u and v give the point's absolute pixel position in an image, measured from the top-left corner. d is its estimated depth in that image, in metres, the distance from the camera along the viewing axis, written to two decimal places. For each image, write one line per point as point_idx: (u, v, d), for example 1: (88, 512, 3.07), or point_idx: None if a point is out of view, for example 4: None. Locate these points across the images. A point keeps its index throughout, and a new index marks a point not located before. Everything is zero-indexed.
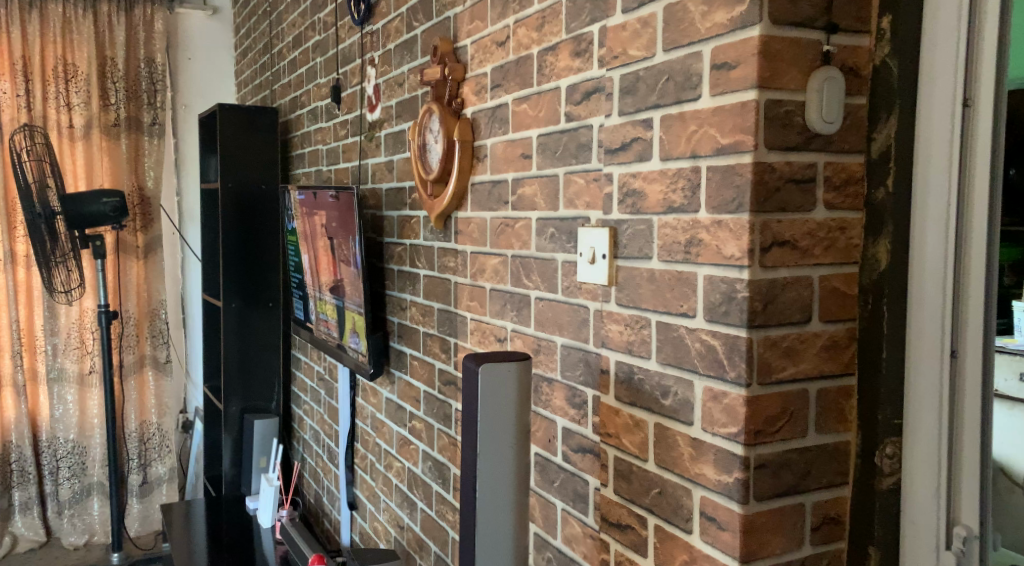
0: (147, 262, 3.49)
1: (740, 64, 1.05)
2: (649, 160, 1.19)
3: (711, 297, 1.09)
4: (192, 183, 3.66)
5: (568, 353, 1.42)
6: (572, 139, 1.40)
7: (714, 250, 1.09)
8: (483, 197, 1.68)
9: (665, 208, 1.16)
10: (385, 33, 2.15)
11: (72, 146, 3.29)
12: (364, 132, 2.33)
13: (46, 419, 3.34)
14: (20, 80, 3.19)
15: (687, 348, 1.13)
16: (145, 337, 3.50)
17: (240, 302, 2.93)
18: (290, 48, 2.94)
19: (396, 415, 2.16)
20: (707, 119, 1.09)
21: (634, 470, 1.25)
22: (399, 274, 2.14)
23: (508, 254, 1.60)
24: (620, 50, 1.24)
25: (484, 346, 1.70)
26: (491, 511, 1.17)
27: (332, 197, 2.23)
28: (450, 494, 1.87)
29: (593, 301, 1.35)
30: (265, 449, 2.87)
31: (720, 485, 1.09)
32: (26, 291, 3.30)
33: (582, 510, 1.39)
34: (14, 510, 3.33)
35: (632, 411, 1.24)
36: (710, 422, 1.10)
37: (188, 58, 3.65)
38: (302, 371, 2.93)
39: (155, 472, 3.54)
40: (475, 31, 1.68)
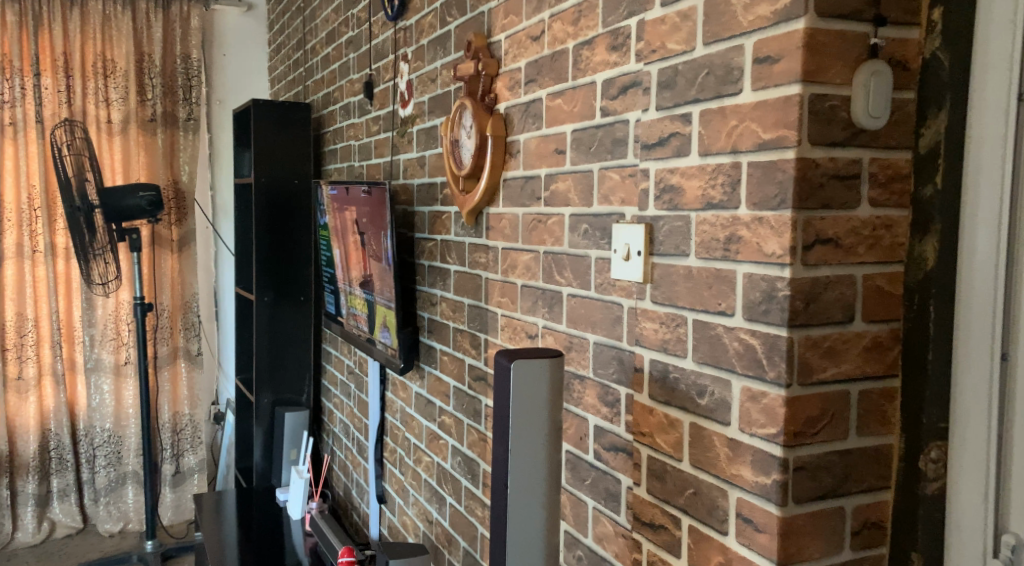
0: (181, 255, 3.52)
1: (783, 57, 1.03)
2: (687, 155, 1.17)
3: (751, 296, 1.08)
4: (226, 178, 3.68)
5: (601, 350, 1.41)
6: (608, 135, 1.39)
7: (754, 248, 1.07)
8: (516, 193, 1.67)
9: (704, 204, 1.14)
10: (418, 29, 2.15)
11: (110, 140, 3.34)
12: (396, 128, 2.33)
13: (84, 409, 3.40)
14: (61, 75, 3.25)
15: (725, 347, 1.12)
16: (178, 329, 3.54)
17: (273, 295, 2.95)
18: (323, 44, 2.95)
19: (426, 410, 2.17)
20: (748, 113, 1.07)
21: (669, 470, 1.23)
22: (430, 269, 2.13)
23: (540, 250, 1.59)
24: (658, 44, 1.22)
25: (515, 343, 1.69)
26: (522, 509, 1.16)
27: (364, 192, 2.23)
28: (480, 490, 1.87)
29: (627, 298, 1.34)
30: (296, 442, 2.87)
31: (758, 487, 1.07)
32: (65, 282, 3.36)
33: (614, 509, 1.38)
34: (52, 496, 3.39)
35: (666, 411, 1.23)
36: (748, 423, 1.09)
37: (222, 53, 3.66)
38: (333, 364, 2.94)
39: (187, 463, 3.58)
40: (510, 26, 1.67)
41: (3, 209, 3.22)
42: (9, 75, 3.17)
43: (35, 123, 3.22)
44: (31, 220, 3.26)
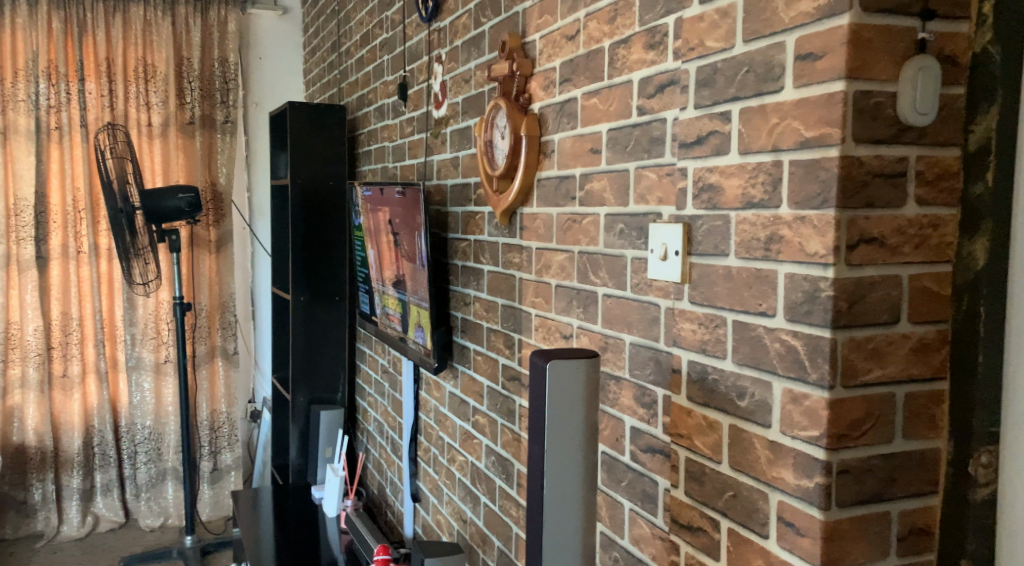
0: (219, 256, 3.56)
1: (826, 54, 1.01)
2: (727, 154, 1.16)
3: (793, 296, 1.06)
4: (262, 179, 3.72)
5: (637, 351, 1.40)
6: (644, 133, 1.38)
7: (796, 248, 1.05)
8: (550, 193, 1.67)
9: (744, 204, 1.13)
10: (452, 30, 2.15)
11: (150, 143, 3.39)
12: (430, 129, 2.33)
13: (126, 406, 3.46)
14: (104, 81, 3.31)
15: (766, 348, 1.10)
16: (216, 329, 3.58)
17: (308, 296, 2.97)
18: (357, 46, 2.96)
19: (460, 410, 2.17)
20: (790, 111, 1.06)
21: (707, 472, 1.22)
22: (464, 269, 2.14)
23: (575, 250, 1.58)
24: (696, 42, 1.21)
25: (549, 343, 1.69)
26: (559, 509, 1.16)
27: (398, 193, 2.23)
28: (515, 490, 1.86)
29: (664, 298, 1.32)
30: (331, 440, 2.88)
31: (800, 490, 1.06)
32: (108, 282, 3.41)
33: (651, 510, 1.37)
34: (96, 491, 3.45)
35: (705, 412, 1.21)
36: (789, 425, 1.07)
37: (258, 56, 3.70)
38: (367, 363, 2.96)
39: (224, 460, 3.62)
40: (544, 26, 1.66)
41: (49, 210, 3.29)
42: (55, 81, 3.24)
43: (80, 127, 3.29)
44: (76, 221, 3.32)
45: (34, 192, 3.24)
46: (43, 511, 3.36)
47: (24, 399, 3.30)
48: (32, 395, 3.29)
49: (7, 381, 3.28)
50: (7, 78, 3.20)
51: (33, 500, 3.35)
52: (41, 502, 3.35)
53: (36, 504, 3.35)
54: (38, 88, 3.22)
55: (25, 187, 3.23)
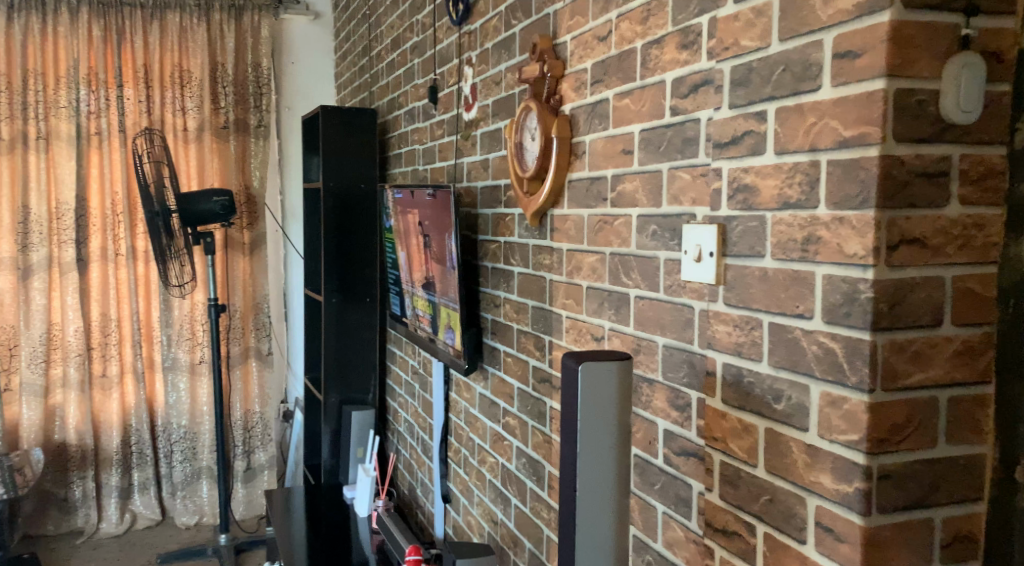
0: (253, 258, 3.60)
1: (866, 51, 1.00)
2: (762, 154, 1.14)
3: (831, 298, 1.04)
4: (295, 182, 3.75)
5: (670, 353, 1.39)
6: (678, 134, 1.36)
7: (834, 248, 1.04)
8: (581, 194, 1.66)
9: (780, 204, 1.12)
10: (483, 32, 2.15)
11: (186, 147, 3.44)
12: (460, 131, 2.33)
13: (162, 405, 3.50)
14: (141, 87, 3.36)
15: (803, 351, 1.09)
16: (250, 329, 3.62)
17: (340, 297, 2.99)
18: (388, 50, 2.98)
19: (490, 411, 2.17)
20: (828, 110, 1.04)
21: (743, 475, 1.20)
22: (494, 271, 2.14)
23: (606, 252, 1.57)
24: (731, 42, 1.20)
25: (581, 345, 1.68)
26: (591, 513, 1.16)
27: (428, 195, 2.23)
28: (546, 492, 1.85)
29: (698, 300, 1.31)
30: (362, 440, 2.89)
31: (839, 496, 1.04)
32: (145, 283, 3.46)
33: (685, 514, 1.35)
34: (134, 489, 3.50)
35: (740, 416, 1.20)
36: (828, 429, 1.05)
37: (291, 61, 3.73)
38: (397, 364, 2.97)
39: (258, 459, 3.66)
40: (576, 27, 1.66)
41: (89, 214, 3.35)
42: (95, 87, 3.31)
43: (119, 132, 3.35)
44: (114, 225, 3.37)
45: (75, 196, 3.31)
46: (83, 508, 3.41)
47: (66, 399, 3.36)
48: (72, 394, 3.35)
49: (49, 381, 3.34)
50: (48, 85, 3.27)
51: (73, 497, 3.40)
52: (81, 499, 3.41)
53: (77, 501, 3.41)
54: (79, 94, 3.29)
55: (66, 192, 3.30)
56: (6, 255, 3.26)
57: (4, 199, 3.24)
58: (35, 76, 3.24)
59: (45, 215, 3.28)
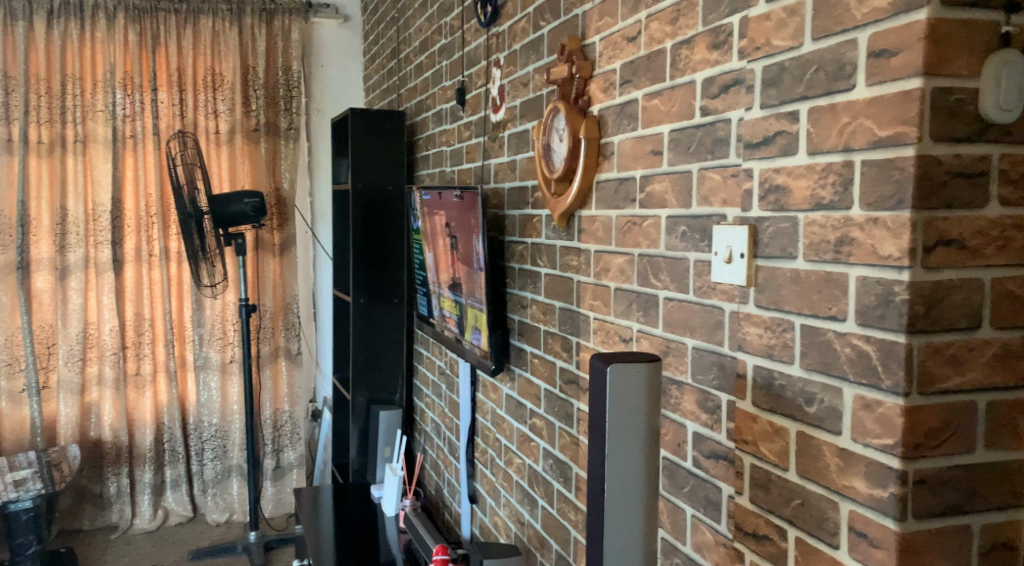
0: (283, 259, 3.63)
1: (902, 50, 0.98)
2: (795, 154, 1.13)
3: (865, 300, 1.03)
4: (324, 184, 3.78)
5: (700, 355, 1.38)
6: (708, 134, 1.35)
7: (868, 250, 1.02)
8: (609, 195, 1.65)
9: (813, 205, 1.10)
10: (511, 34, 2.15)
11: (217, 149, 3.47)
12: (488, 133, 2.33)
13: (194, 403, 3.54)
14: (175, 91, 3.41)
15: (836, 353, 1.08)
16: (280, 329, 3.65)
17: (368, 298, 3.00)
18: (416, 52, 2.99)
19: (517, 412, 2.17)
20: (862, 110, 1.03)
21: (773, 479, 1.19)
22: (521, 272, 2.13)
23: (635, 253, 1.57)
24: (762, 41, 1.19)
25: (609, 346, 1.67)
26: (619, 514, 1.15)
27: (456, 197, 2.24)
28: (573, 494, 1.85)
29: (729, 302, 1.30)
30: (390, 440, 2.90)
31: (873, 501, 1.03)
32: (178, 284, 3.50)
33: (715, 517, 1.34)
34: (166, 485, 3.54)
35: (771, 418, 1.19)
36: (861, 432, 1.04)
37: (320, 65, 3.75)
38: (424, 365, 2.98)
39: (287, 458, 3.69)
40: (605, 28, 1.65)
41: (124, 215, 3.40)
42: (130, 91, 3.36)
43: (152, 135, 3.39)
44: (148, 226, 3.42)
45: (111, 198, 3.36)
46: (117, 504, 3.46)
47: (101, 396, 3.41)
48: (108, 392, 3.40)
49: (85, 379, 3.40)
50: (86, 89, 3.32)
51: (108, 492, 3.45)
52: (116, 494, 3.45)
53: (111, 496, 3.45)
54: (115, 98, 3.34)
55: (102, 194, 3.35)
56: (44, 256, 3.32)
57: (43, 200, 3.30)
58: (73, 80, 3.29)
59: (82, 216, 3.34)
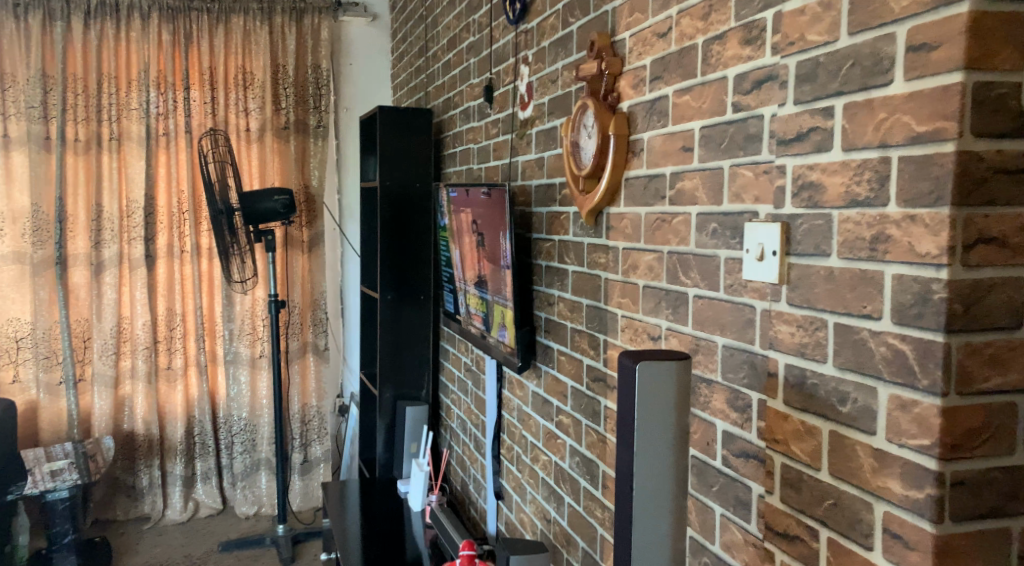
0: (311, 256, 3.66)
1: (942, 44, 0.97)
2: (829, 151, 1.12)
3: (902, 298, 1.02)
4: (352, 182, 3.80)
5: (730, 354, 1.36)
6: (740, 131, 1.34)
7: (905, 247, 1.01)
8: (638, 192, 1.65)
9: (848, 202, 1.09)
10: (540, 31, 2.15)
11: (248, 147, 3.50)
12: (516, 130, 2.33)
13: (224, 397, 3.58)
14: (207, 89, 3.44)
15: (871, 352, 1.06)
16: (308, 325, 3.67)
17: (395, 295, 3.01)
18: (444, 50, 2.99)
19: (544, 410, 2.16)
20: (900, 105, 1.02)
21: (805, 479, 1.18)
22: (548, 269, 2.13)
23: (664, 250, 1.55)
24: (796, 36, 1.17)
25: (636, 344, 1.66)
26: (648, 513, 1.14)
27: (483, 194, 2.23)
28: (600, 491, 1.84)
29: (760, 300, 1.28)
30: (416, 436, 2.91)
31: (909, 502, 1.01)
32: (209, 280, 3.54)
33: (744, 516, 1.33)
34: (196, 478, 3.58)
35: (803, 418, 1.18)
36: (897, 433, 1.02)
37: (348, 63, 3.76)
38: (450, 361, 2.99)
39: (314, 452, 3.71)
40: (635, 24, 1.64)
41: (157, 212, 3.45)
42: (163, 90, 3.40)
43: (185, 133, 3.43)
44: (180, 223, 3.46)
45: (144, 194, 3.40)
46: (150, 495, 3.50)
47: (134, 389, 3.46)
48: (140, 385, 3.45)
49: (119, 372, 3.45)
50: (121, 88, 3.37)
51: (141, 484, 3.49)
52: (148, 486, 3.49)
53: (144, 488, 3.50)
54: (149, 96, 3.38)
55: (136, 191, 3.39)
56: (80, 252, 3.37)
57: (80, 197, 3.35)
58: (108, 79, 3.34)
59: (116, 213, 3.38)
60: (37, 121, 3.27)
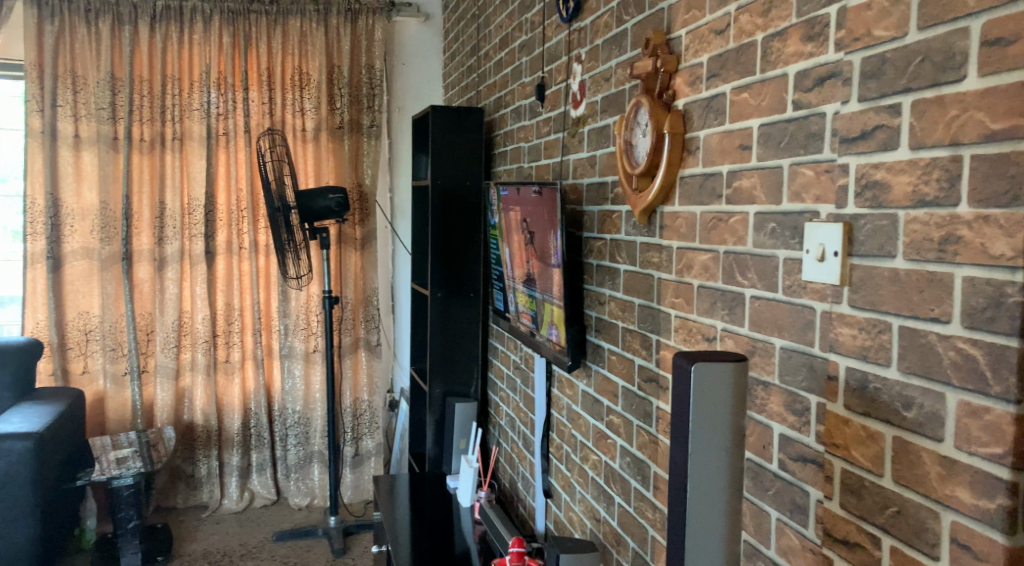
0: (364, 253, 3.69)
1: (1020, 38, 0.94)
2: (895, 149, 1.09)
3: (973, 302, 0.99)
4: (404, 181, 3.82)
5: (789, 356, 1.34)
6: (801, 129, 1.31)
7: (977, 249, 0.98)
8: (693, 191, 1.62)
9: (914, 202, 1.06)
10: (594, 28, 2.13)
11: (304, 146, 3.56)
12: (568, 129, 2.32)
13: (279, 391, 3.63)
14: (265, 89, 3.50)
15: (938, 357, 1.03)
16: (360, 321, 3.71)
17: (445, 292, 3.03)
18: (497, 49, 2.99)
19: (594, 409, 2.15)
20: (973, 101, 0.99)
21: (866, 485, 1.15)
22: (599, 268, 2.12)
23: (720, 250, 1.53)
24: (862, 32, 1.15)
25: (690, 345, 1.64)
26: (702, 515, 1.13)
27: (534, 192, 2.22)
28: (651, 492, 1.83)
29: (820, 301, 1.25)
30: (465, 432, 2.92)
31: (979, 512, 0.98)
32: (266, 275, 3.59)
33: (802, 521, 1.30)
34: (252, 469, 3.64)
35: (865, 423, 1.15)
36: (966, 440, 1.00)
37: (402, 63, 3.77)
38: (499, 358, 2.99)
39: (365, 446, 3.75)
40: (692, 21, 1.62)
41: (217, 209, 3.52)
42: (223, 91, 3.47)
43: (244, 133, 3.49)
44: (239, 220, 3.52)
45: (205, 193, 3.47)
46: (208, 484, 3.57)
47: (194, 381, 3.54)
48: (200, 377, 3.52)
49: (179, 364, 3.53)
50: (183, 89, 3.44)
51: (200, 473, 3.57)
52: (206, 475, 3.57)
53: (203, 477, 3.57)
54: (210, 97, 3.45)
55: (197, 189, 3.46)
56: (145, 248, 3.46)
57: (144, 195, 3.44)
58: (172, 81, 3.42)
59: (178, 210, 3.46)
60: (105, 122, 3.37)
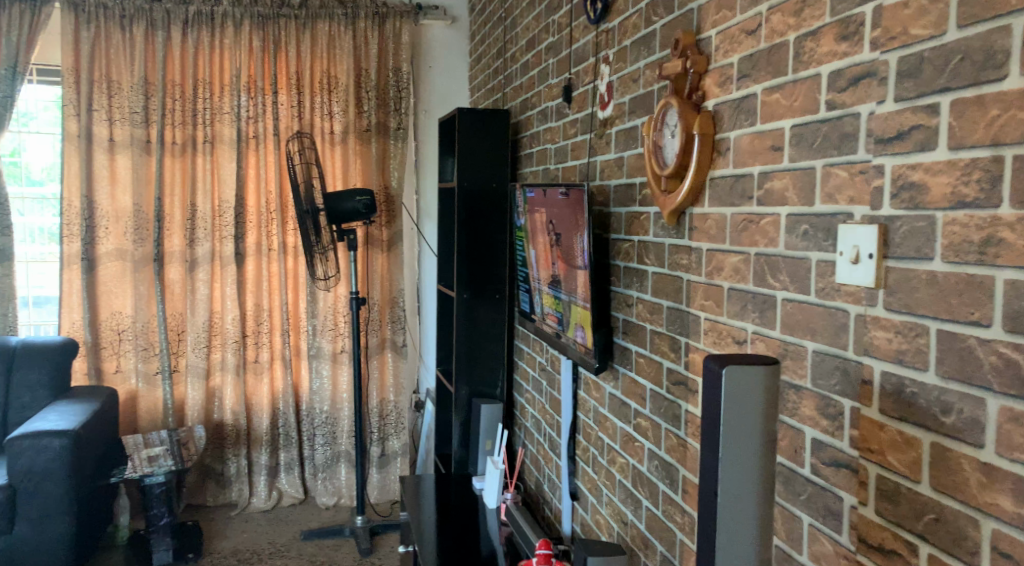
0: (391, 255, 3.71)
1: None
2: (934, 150, 1.07)
3: (1014, 305, 0.98)
4: (430, 183, 3.83)
5: (821, 359, 1.32)
6: (834, 129, 1.28)
7: (1019, 252, 0.97)
8: (724, 192, 1.61)
9: (953, 203, 1.05)
10: (622, 30, 2.12)
11: (332, 149, 3.58)
12: (595, 130, 2.31)
13: (306, 391, 3.66)
14: (293, 93, 3.53)
15: (978, 361, 1.02)
16: (387, 322, 3.73)
17: (470, 293, 3.03)
18: (523, 51, 2.99)
19: (621, 412, 2.14)
20: (1015, 101, 0.97)
21: (903, 492, 1.13)
22: (626, 271, 2.11)
23: (751, 252, 1.51)
24: (899, 31, 1.13)
25: (720, 347, 1.63)
26: (734, 521, 1.12)
27: (561, 194, 2.21)
28: (680, 496, 1.81)
29: (854, 304, 1.23)
30: (491, 432, 2.91)
31: (1021, 520, 0.97)
32: (294, 276, 3.62)
33: (835, 527, 1.28)
34: (280, 468, 3.66)
35: (901, 428, 1.13)
36: (1008, 446, 0.98)
37: (428, 66, 3.79)
38: (525, 360, 2.99)
39: (391, 446, 3.76)
40: (722, 21, 1.61)
41: (246, 212, 3.54)
42: (253, 94, 3.50)
43: (273, 135, 3.52)
44: (268, 222, 3.55)
45: (235, 195, 3.50)
46: (236, 483, 3.59)
47: (223, 381, 3.57)
48: (229, 377, 3.55)
49: (210, 364, 3.56)
50: (214, 92, 3.48)
51: (229, 472, 3.59)
52: (235, 474, 3.59)
53: (231, 476, 3.59)
54: (240, 101, 3.48)
55: (227, 191, 3.49)
56: (175, 249, 3.50)
57: (176, 199, 3.48)
58: (204, 84, 3.46)
59: (209, 212, 3.49)
60: (139, 126, 3.41)
